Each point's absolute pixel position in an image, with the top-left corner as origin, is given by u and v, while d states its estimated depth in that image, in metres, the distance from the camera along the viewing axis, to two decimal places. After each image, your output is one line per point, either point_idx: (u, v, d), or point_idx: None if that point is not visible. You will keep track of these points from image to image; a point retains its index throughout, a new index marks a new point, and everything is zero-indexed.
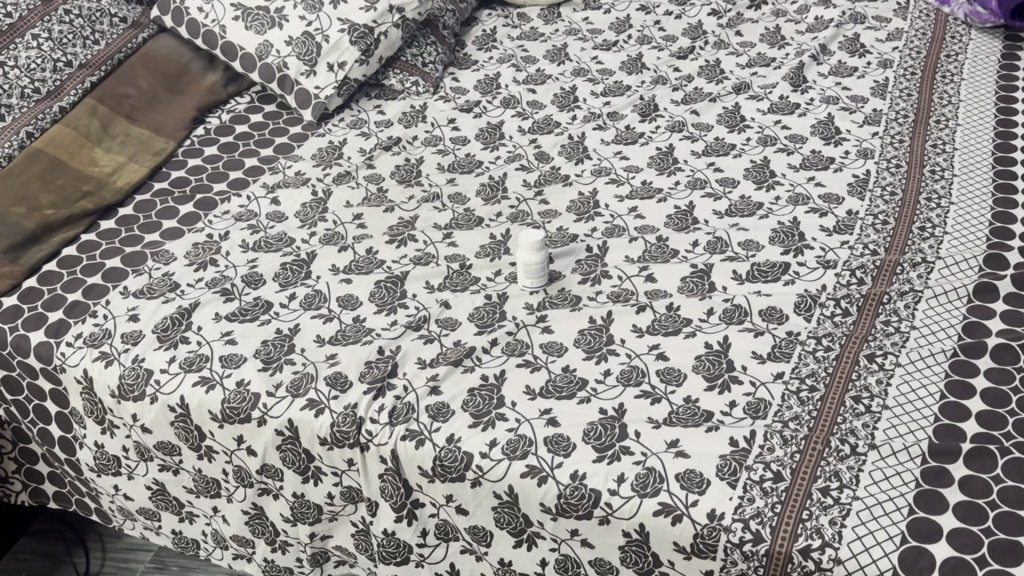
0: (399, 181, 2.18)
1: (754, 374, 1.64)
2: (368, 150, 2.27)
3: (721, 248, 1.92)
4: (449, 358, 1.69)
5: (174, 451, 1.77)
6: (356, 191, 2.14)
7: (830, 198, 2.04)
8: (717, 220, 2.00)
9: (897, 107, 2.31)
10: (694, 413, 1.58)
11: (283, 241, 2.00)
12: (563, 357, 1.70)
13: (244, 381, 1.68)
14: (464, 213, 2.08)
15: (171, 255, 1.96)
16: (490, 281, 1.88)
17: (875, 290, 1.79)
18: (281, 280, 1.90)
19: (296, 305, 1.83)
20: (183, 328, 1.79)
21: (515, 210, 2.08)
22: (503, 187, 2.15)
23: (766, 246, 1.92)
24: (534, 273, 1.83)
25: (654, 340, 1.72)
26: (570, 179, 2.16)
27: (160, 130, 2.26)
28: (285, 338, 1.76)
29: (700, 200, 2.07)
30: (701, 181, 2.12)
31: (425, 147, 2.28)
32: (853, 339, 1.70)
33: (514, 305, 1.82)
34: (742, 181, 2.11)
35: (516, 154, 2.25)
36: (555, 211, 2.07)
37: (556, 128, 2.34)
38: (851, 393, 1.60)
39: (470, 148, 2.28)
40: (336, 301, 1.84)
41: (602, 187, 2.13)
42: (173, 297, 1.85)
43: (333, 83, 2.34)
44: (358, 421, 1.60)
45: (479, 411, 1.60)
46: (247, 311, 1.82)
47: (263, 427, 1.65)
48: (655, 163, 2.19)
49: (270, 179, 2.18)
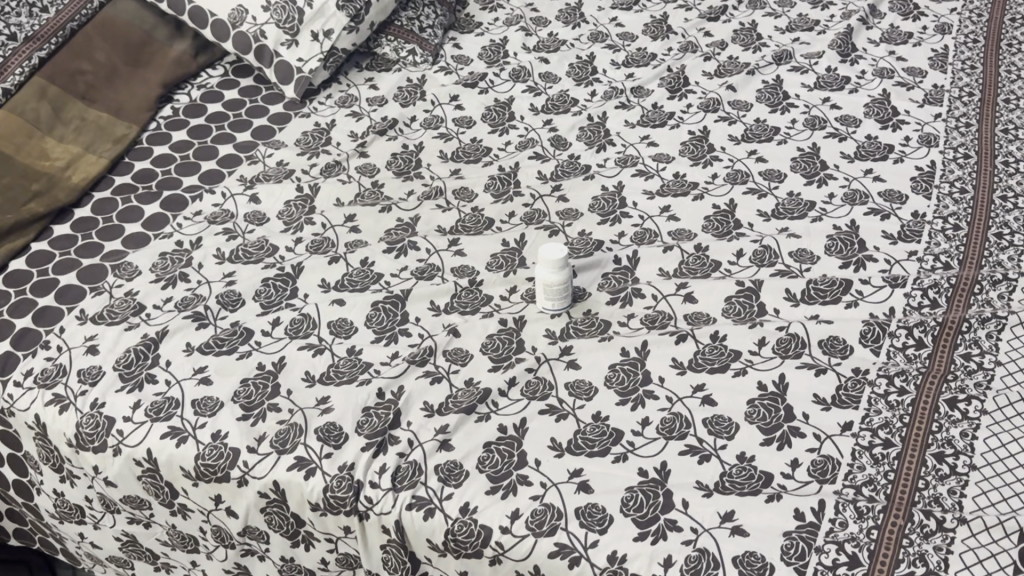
0: (396, 172, 1.91)
1: (818, 425, 1.40)
2: (360, 135, 2.00)
3: (770, 259, 1.67)
4: (461, 403, 1.45)
5: (144, 506, 1.53)
6: (347, 186, 1.87)
7: (891, 196, 1.78)
8: (763, 223, 1.75)
9: (959, 82, 2.03)
10: (751, 476, 1.34)
11: (264, 250, 1.74)
12: (593, 401, 1.46)
13: (221, 432, 1.44)
14: (471, 213, 1.82)
15: (135, 269, 1.70)
16: (504, 301, 1.63)
17: (951, 315, 1.55)
18: (263, 300, 1.64)
19: (280, 332, 1.58)
20: (149, 363, 1.54)
21: (530, 209, 1.82)
22: (516, 180, 1.89)
23: (823, 258, 1.67)
24: (555, 293, 1.59)
25: (698, 379, 1.48)
26: (592, 171, 1.90)
27: (120, 113, 1.97)
28: (267, 377, 1.51)
29: (742, 197, 1.81)
30: (743, 174, 1.86)
31: (425, 131, 2.01)
32: (930, 378, 1.46)
33: (533, 331, 1.57)
34: (789, 173, 1.85)
35: (528, 139, 1.98)
36: (576, 210, 1.81)
37: (574, 107, 2.06)
38: (932, 450, 1.37)
39: (476, 131, 2.01)
40: (328, 328, 1.59)
41: (629, 181, 1.87)
42: (137, 324, 1.60)
43: (318, 54, 2.06)
44: (356, 485, 1.36)
45: (497, 473, 1.36)
46: (224, 340, 1.57)
47: (244, 488, 1.41)
48: (688, 151, 1.93)
49: (248, 171, 1.91)
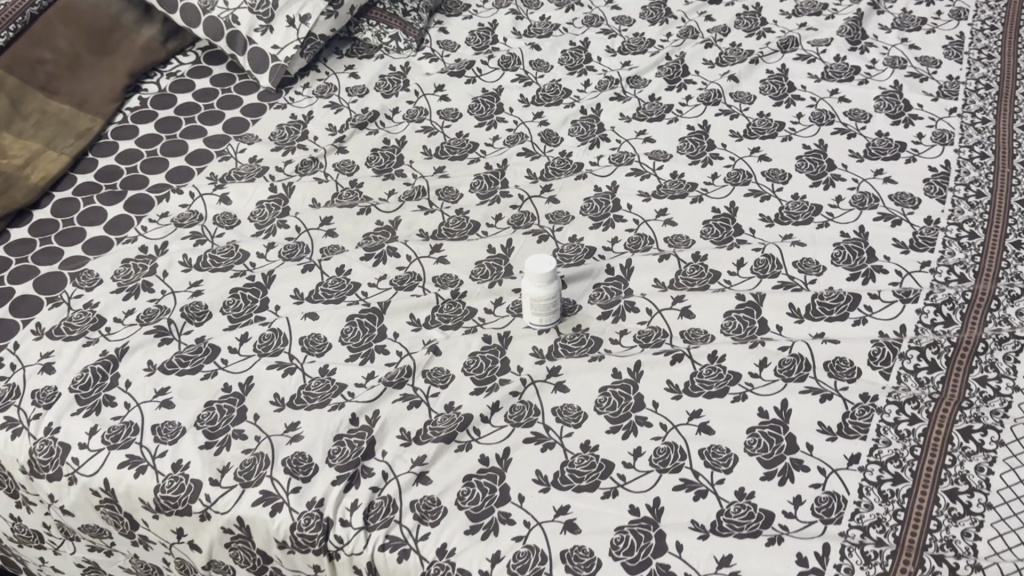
0: (376, 170, 1.80)
1: (822, 458, 1.31)
2: (339, 129, 1.88)
3: (773, 270, 1.56)
4: (440, 431, 1.35)
5: (104, 535, 1.44)
6: (323, 185, 1.76)
7: (903, 199, 1.67)
8: (766, 229, 1.64)
9: (976, 73, 1.91)
10: (750, 515, 1.25)
11: (234, 257, 1.64)
12: (582, 429, 1.36)
13: (182, 462, 1.34)
14: (455, 215, 1.71)
15: (96, 277, 1.60)
16: (489, 315, 1.53)
17: (966, 334, 1.45)
18: (231, 313, 1.54)
19: (249, 349, 1.48)
20: (107, 384, 1.44)
21: (518, 211, 1.71)
22: (503, 179, 1.78)
23: (829, 268, 1.56)
24: (543, 308, 1.48)
25: (694, 404, 1.38)
26: (584, 170, 1.79)
27: (84, 105, 1.86)
28: (233, 400, 1.41)
29: (743, 199, 1.70)
30: (744, 174, 1.75)
31: (408, 125, 1.89)
32: (943, 406, 1.36)
33: (518, 349, 1.47)
34: (794, 173, 1.74)
35: (517, 134, 1.87)
36: (566, 213, 1.70)
37: (565, 99, 1.95)
38: (945, 486, 1.27)
39: (462, 124, 1.90)
40: (299, 344, 1.49)
41: (623, 180, 1.76)
42: (96, 339, 1.50)
43: (294, 41, 1.93)
44: (325, 523, 1.26)
45: (477, 510, 1.27)
46: (188, 358, 1.47)
47: (207, 523, 1.31)
48: (687, 147, 1.81)
49: (219, 168, 1.80)
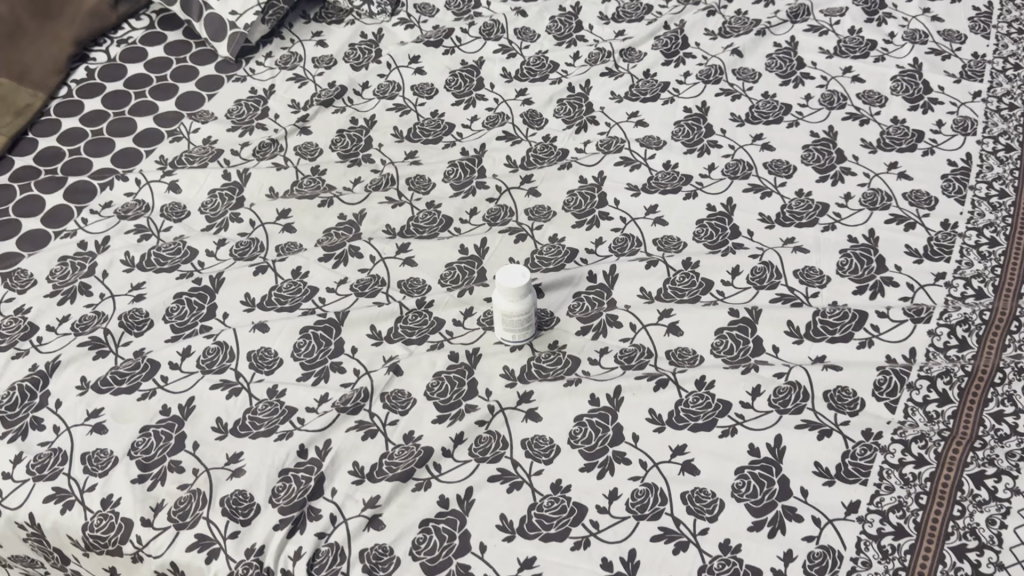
0: (341, 155, 1.65)
1: (818, 506, 1.18)
2: (302, 106, 1.72)
3: (771, 280, 1.42)
4: (396, 467, 1.22)
5: (36, 565, 1.32)
6: (283, 172, 1.61)
7: (918, 198, 1.52)
8: (765, 231, 1.49)
9: (1004, 51, 1.74)
10: (735, 572, 1.12)
11: (182, 256, 1.49)
12: (553, 466, 1.23)
13: (112, 498, 1.22)
14: (426, 209, 1.56)
15: (30, 277, 1.46)
16: (456, 327, 1.39)
17: (983, 361, 1.31)
18: (175, 322, 1.40)
19: (191, 365, 1.35)
20: (36, 404, 1.31)
21: (494, 206, 1.56)
22: (479, 167, 1.62)
23: (833, 279, 1.42)
24: (515, 324, 1.34)
25: (678, 439, 1.25)
26: (569, 158, 1.63)
27: (23, 78, 1.69)
28: (172, 425, 1.28)
29: (742, 195, 1.55)
30: (744, 165, 1.59)
31: (378, 102, 1.73)
32: (954, 445, 1.23)
33: (487, 370, 1.34)
34: (799, 165, 1.58)
35: (497, 114, 1.71)
36: (547, 208, 1.55)
37: (552, 74, 1.78)
38: (953, 542, 1.14)
39: (437, 102, 1.74)
40: (247, 360, 1.35)
41: (611, 171, 1.60)
42: (26, 351, 1.37)
43: (254, 6, 1.77)
44: (265, 573, 1.15)
45: (434, 561, 1.14)
46: (124, 375, 1.34)
47: (139, 566, 1.19)
48: (682, 133, 1.65)
49: (169, 151, 1.65)
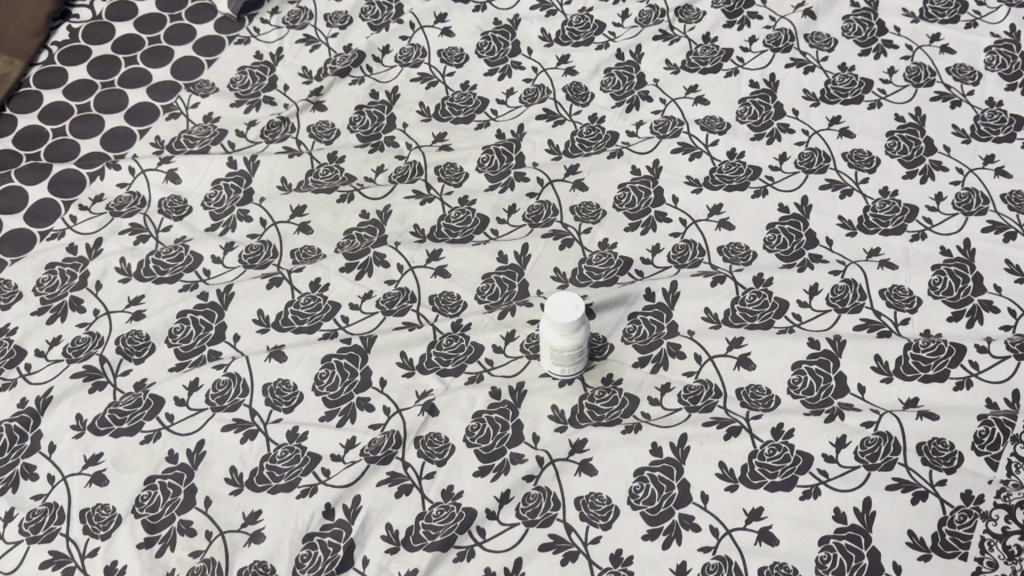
0: (360, 137, 1.46)
1: None
2: (316, 75, 1.52)
3: (854, 302, 1.25)
4: (435, 534, 1.08)
5: None
6: (295, 159, 1.42)
7: (1019, 201, 1.33)
8: (846, 241, 1.31)
9: None
10: None
11: (184, 263, 1.32)
12: (612, 532, 1.09)
13: (116, 566, 1.08)
14: (459, 206, 1.38)
15: (14, 289, 1.30)
16: (497, 356, 1.23)
17: None
18: (180, 346, 1.24)
19: (200, 401, 1.19)
20: (27, 448, 1.17)
21: (535, 202, 1.38)
22: (518, 153, 1.44)
23: (925, 303, 1.25)
24: (564, 360, 1.18)
25: (753, 500, 1.11)
26: (619, 143, 1.44)
27: None
28: (180, 477, 1.14)
29: (819, 194, 1.36)
30: (820, 155, 1.40)
31: (401, 71, 1.53)
32: None
33: (534, 410, 1.19)
34: (882, 157, 1.39)
35: (536, 87, 1.51)
36: (597, 206, 1.37)
37: (597, 36, 1.57)
38: None
39: (468, 72, 1.53)
40: (263, 396, 1.19)
41: (668, 160, 1.41)
42: (13, 383, 1.22)
43: None
44: None
45: None
46: (125, 414, 1.19)
47: None
48: (748, 114, 1.46)
49: (166, 131, 1.46)
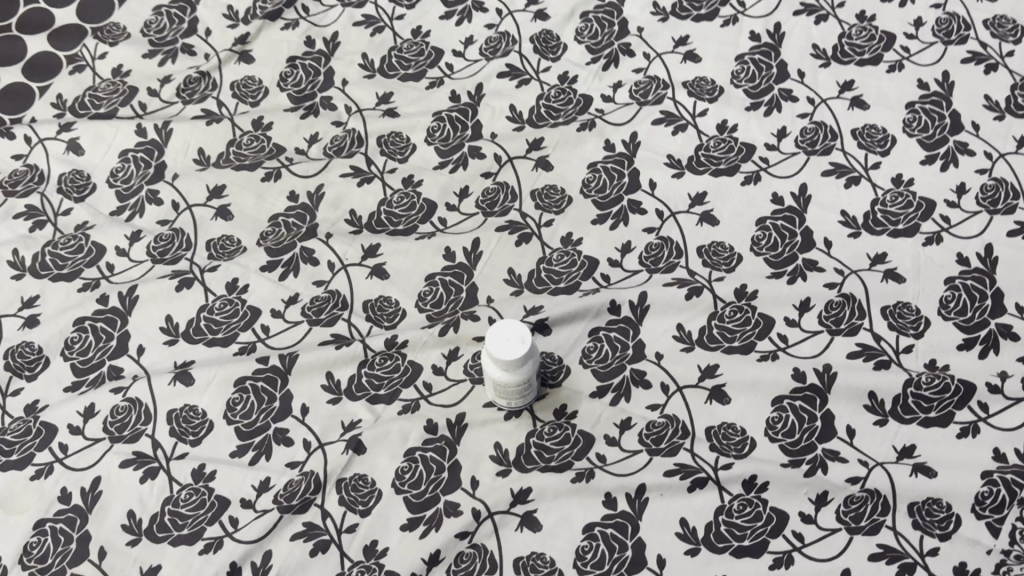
0: (293, 98, 1.26)
1: None
2: (244, 19, 1.32)
3: (851, 322, 1.08)
4: None
5: None
6: (214, 127, 1.24)
7: None
8: (848, 242, 1.13)
9: None
10: None
11: (84, 256, 1.16)
12: None
13: None
14: (402, 187, 1.19)
15: None
16: (436, 379, 1.08)
17: None
18: (77, 359, 1.10)
19: (96, 430, 1.06)
20: None
21: (491, 184, 1.19)
22: (474, 121, 1.24)
23: (934, 326, 1.08)
24: (510, 393, 1.03)
25: (716, 567, 0.97)
26: (592, 111, 1.24)
27: None
28: (72, 521, 1.01)
29: (821, 181, 1.17)
30: (826, 132, 1.20)
31: (343, 12, 1.32)
32: None
33: (474, 448, 1.04)
34: (899, 136, 1.19)
35: (500, 36, 1.30)
36: (561, 190, 1.18)
37: None
38: None
39: (421, 15, 1.32)
40: (168, 424, 1.06)
41: (647, 133, 1.22)
42: None
43: None
44: None
45: None
46: (13, 444, 1.06)
47: None
48: (745, 75, 1.24)
49: (68, 89, 1.28)
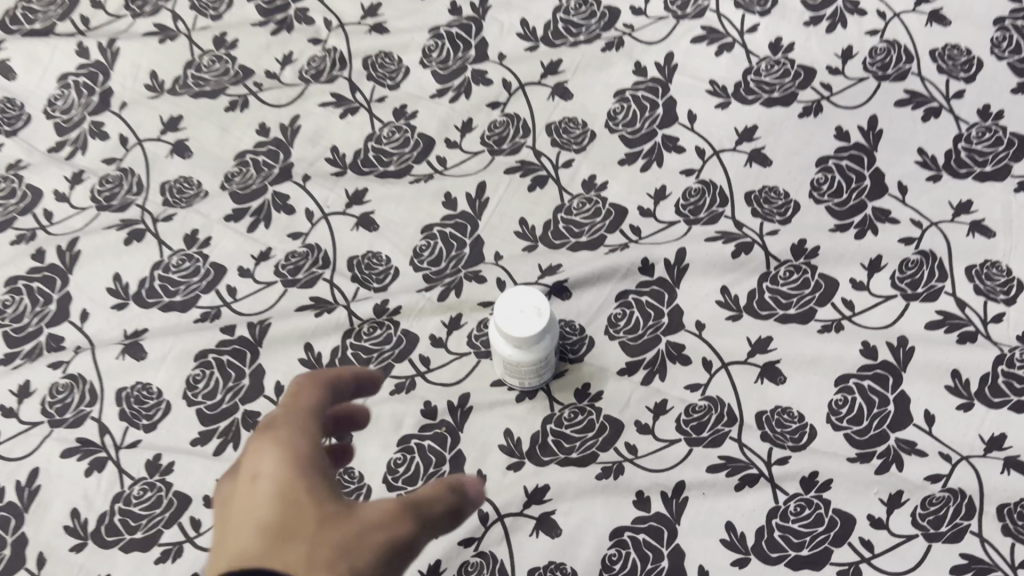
0: (262, 10, 1.06)
1: None
2: None
3: (929, 285, 0.90)
4: None
5: None
6: (170, 46, 1.05)
7: None
8: (926, 188, 0.94)
9: None
10: None
11: (17, 201, 0.98)
12: None
13: None
14: (393, 119, 1.00)
15: None
16: (435, 352, 0.91)
17: None
18: (9, 326, 0.93)
19: (33, 411, 0.89)
20: None
21: (499, 115, 1.01)
22: (478, 39, 1.04)
23: None
24: (523, 372, 0.85)
25: None
26: (619, 27, 1.04)
27: None
28: (5, 523, 0.85)
29: (893, 112, 0.98)
30: (899, 53, 1.00)
31: None
32: None
33: (480, 436, 0.88)
34: (987, 58, 0.99)
35: None
36: (583, 124, 1.00)
37: None
38: None
39: None
40: (117, 406, 0.90)
41: (685, 54, 1.02)
42: None
43: None
44: None
45: None
46: None
47: None
48: None
49: None
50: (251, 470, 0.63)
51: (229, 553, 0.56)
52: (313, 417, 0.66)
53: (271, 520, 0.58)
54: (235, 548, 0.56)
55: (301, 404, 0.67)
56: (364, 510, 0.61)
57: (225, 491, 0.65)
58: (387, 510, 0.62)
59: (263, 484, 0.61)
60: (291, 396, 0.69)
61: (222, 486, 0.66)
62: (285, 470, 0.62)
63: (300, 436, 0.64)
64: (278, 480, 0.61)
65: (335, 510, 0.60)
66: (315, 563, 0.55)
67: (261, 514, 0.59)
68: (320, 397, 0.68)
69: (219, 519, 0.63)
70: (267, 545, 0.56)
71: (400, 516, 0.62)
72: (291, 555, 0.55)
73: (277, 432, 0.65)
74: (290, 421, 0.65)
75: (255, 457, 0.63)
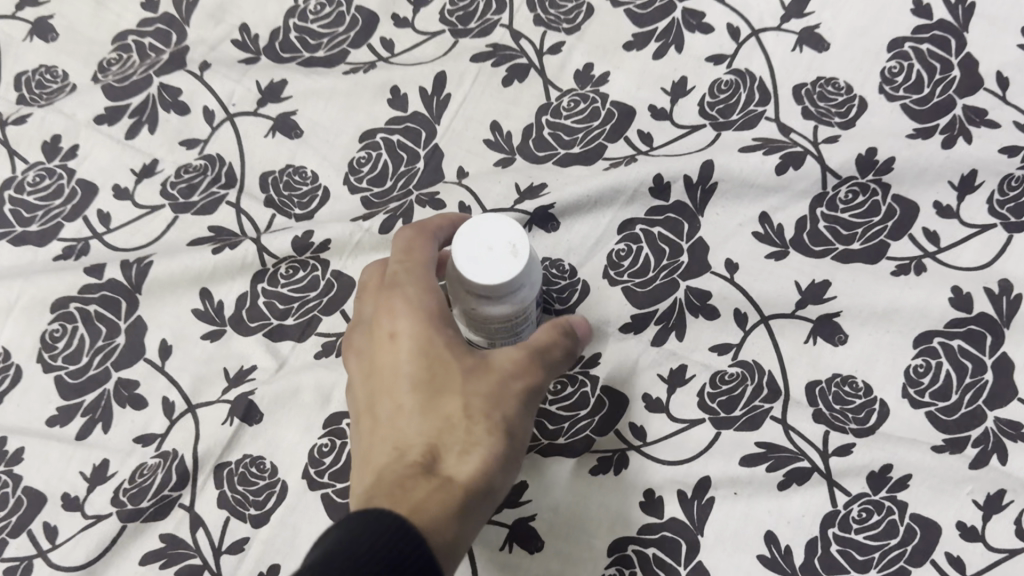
0: None
1: None
2: None
3: None
4: None
5: None
6: None
7: None
8: None
9: None
10: None
11: None
12: None
13: None
14: None
15: None
16: None
17: None
18: None
19: None
20: None
21: None
22: None
23: None
24: (482, 327, 0.61)
25: None
26: None
27: None
28: None
29: None
30: None
31: None
32: None
33: None
34: None
35: None
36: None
37: None
38: None
39: None
40: None
41: None
42: None
43: None
44: None
45: None
46: None
47: None
48: None
49: None
50: (384, 331, 0.56)
51: (390, 433, 0.54)
52: (428, 264, 0.58)
53: (418, 391, 0.54)
54: (395, 430, 0.54)
55: (414, 256, 0.59)
56: (499, 357, 0.56)
57: (358, 332, 0.60)
58: (524, 354, 0.56)
59: (400, 343, 0.56)
60: (401, 240, 0.60)
61: (353, 330, 0.60)
62: (418, 337, 0.55)
63: (425, 292, 0.57)
64: (413, 342, 0.55)
65: (473, 359, 0.55)
66: (474, 426, 0.53)
67: (407, 377, 0.55)
68: (433, 244, 0.60)
69: (357, 373, 0.58)
70: (429, 423, 0.53)
71: (534, 366, 0.55)
72: (456, 429, 0.53)
73: (398, 282, 0.57)
74: (412, 280, 0.57)
75: (385, 312, 0.57)
